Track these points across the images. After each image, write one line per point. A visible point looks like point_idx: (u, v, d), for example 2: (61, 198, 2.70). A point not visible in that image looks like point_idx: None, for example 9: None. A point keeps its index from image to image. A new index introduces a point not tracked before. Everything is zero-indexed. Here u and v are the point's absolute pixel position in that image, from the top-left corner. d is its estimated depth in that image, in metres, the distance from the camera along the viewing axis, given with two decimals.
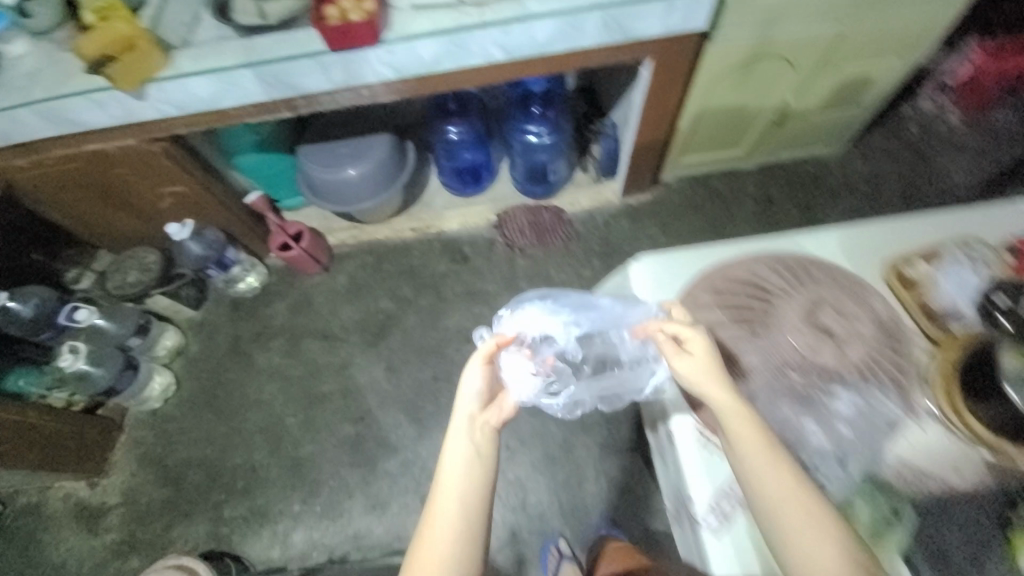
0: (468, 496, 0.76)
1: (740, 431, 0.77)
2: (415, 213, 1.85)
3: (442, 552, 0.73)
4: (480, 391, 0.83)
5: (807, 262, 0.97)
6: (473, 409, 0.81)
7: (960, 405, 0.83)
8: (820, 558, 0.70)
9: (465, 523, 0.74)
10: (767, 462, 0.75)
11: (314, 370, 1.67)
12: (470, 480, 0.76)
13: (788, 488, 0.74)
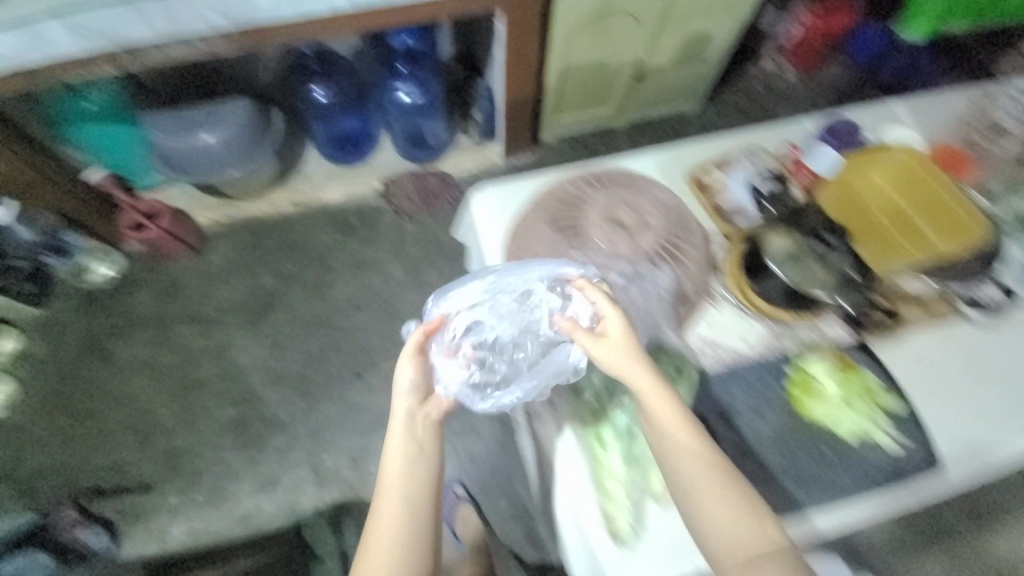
0: (403, 505, 0.73)
1: (664, 415, 0.72)
2: (294, 186, 1.84)
3: (387, 552, 0.72)
4: (417, 387, 0.75)
5: (617, 176, 0.87)
6: (410, 409, 0.75)
7: (745, 286, 0.82)
8: (749, 538, 0.68)
9: (399, 531, 0.72)
10: (690, 442, 0.72)
11: (189, 357, 1.62)
12: (408, 490, 0.74)
13: (710, 468, 0.71)
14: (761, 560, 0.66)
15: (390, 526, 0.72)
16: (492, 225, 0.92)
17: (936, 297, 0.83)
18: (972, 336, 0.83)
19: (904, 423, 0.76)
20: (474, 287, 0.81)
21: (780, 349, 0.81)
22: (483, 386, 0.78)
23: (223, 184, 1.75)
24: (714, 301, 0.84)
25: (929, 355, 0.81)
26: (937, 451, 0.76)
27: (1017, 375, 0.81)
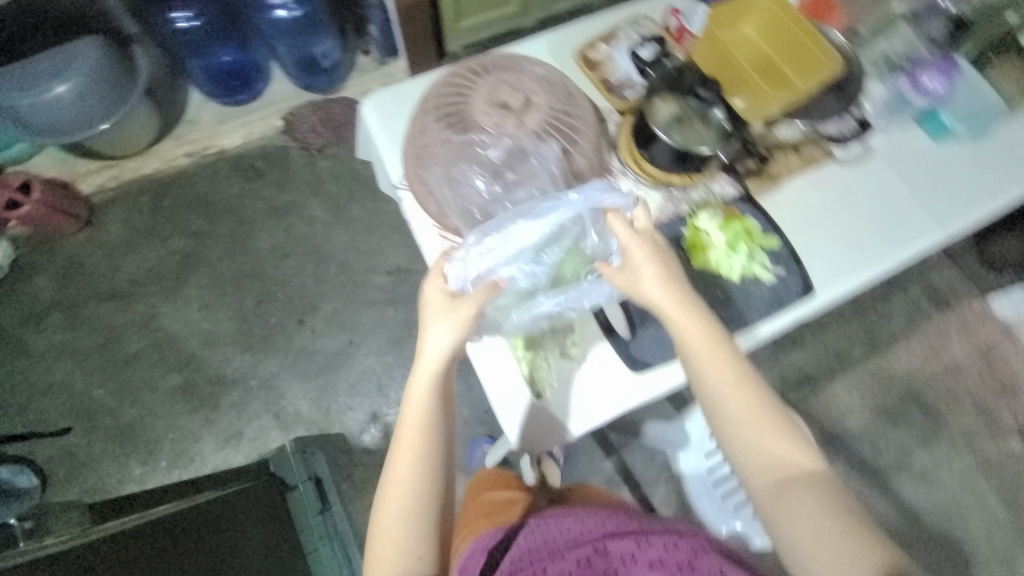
0: (423, 470, 0.67)
1: (699, 341, 0.71)
2: (182, 134, 1.69)
3: (400, 514, 0.66)
4: (446, 347, 0.69)
5: (501, 59, 0.82)
6: (436, 368, 0.69)
7: (636, 155, 0.85)
8: (782, 467, 0.67)
9: (418, 496, 0.67)
10: (727, 369, 0.70)
11: (113, 334, 1.54)
12: (429, 453, 0.68)
13: (746, 395, 0.69)
14: (791, 491, 0.66)
15: (408, 491, 0.67)
16: (385, 135, 0.89)
17: (808, 141, 0.90)
18: (840, 174, 0.91)
19: (779, 260, 0.84)
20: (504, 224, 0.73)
21: (674, 210, 0.86)
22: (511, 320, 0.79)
23: (99, 145, 1.57)
24: (613, 176, 0.87)
25: (802, 196, 0.89)
26: (811, 279, 0.85)
27: (878, 202, 0.90)
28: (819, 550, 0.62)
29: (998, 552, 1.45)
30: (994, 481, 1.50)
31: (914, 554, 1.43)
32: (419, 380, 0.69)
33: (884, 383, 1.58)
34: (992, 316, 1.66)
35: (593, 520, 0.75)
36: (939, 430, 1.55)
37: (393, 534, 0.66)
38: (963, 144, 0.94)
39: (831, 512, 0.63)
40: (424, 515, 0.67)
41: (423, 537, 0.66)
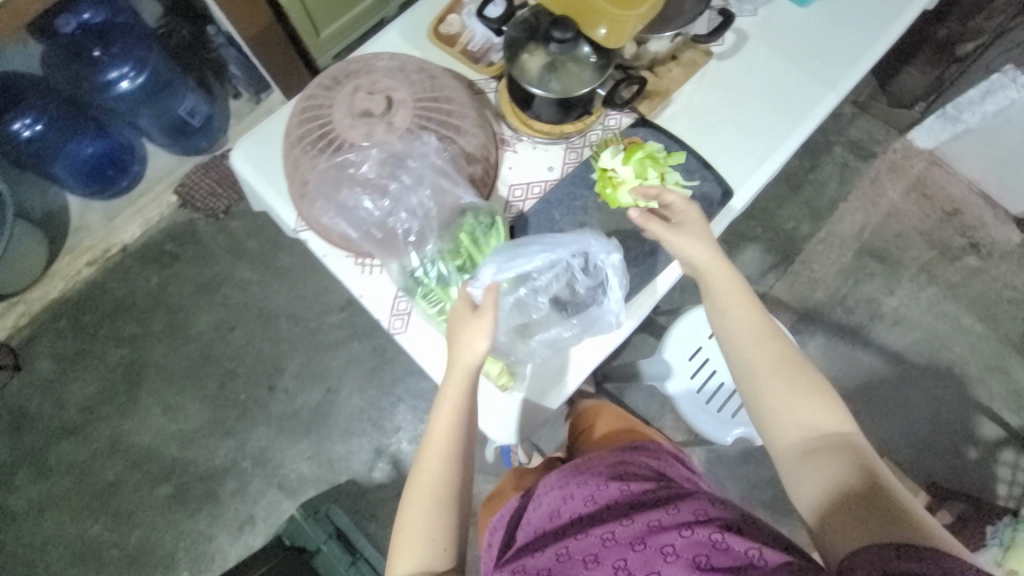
0: (447, 472, 0.67)
1: (731, 304, 0.73)
2: (76, 245, 1.58)
3: (425, 510, 0.66)
4: (474, 351, 0.65)
5: (348, 65, 0.76)
6: (463, 366, 0.66)
7: (523, 117, 0.82)
8: (800, 416, 0.67)
9: (438, 495, 0.66)
10: (759, 334, 0.72)
11: (85, 468, 1.45)
12: (458, 456, 0.68)
13: (781, 355, 0.70)
14: (821, 449, 0.65)
15: (430, 491, 0.66)
16: (267, 181, 0.82)
17: (684, 47, 0.88)
18: (724, 68, 0.90)
19: (694, 174, 0.82)
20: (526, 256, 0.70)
21: (578, 157, 0.85)
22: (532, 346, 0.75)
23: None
24: (508, 146, 0.84)
25: (696, 101, 0.88)
26: (727, 181, 0.84)
27: (768, 83, 0.90)
28: (837, 496, 0.61)
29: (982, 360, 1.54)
30: (961, 299, 1.59)
31: (907, 388, 1.51)
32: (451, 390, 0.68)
33: (837, 248, 1.64)
34: (914, 151, 1.72)
35: (595, 487, 0.72)
36: (899, 271, 1.61)
37: (414, 528, 0.65)
38: (829, 0, 0.94)
39: (849, 463, 0.63)
40: (442, 516, 0.66)
41: (447, 538, 0.66)
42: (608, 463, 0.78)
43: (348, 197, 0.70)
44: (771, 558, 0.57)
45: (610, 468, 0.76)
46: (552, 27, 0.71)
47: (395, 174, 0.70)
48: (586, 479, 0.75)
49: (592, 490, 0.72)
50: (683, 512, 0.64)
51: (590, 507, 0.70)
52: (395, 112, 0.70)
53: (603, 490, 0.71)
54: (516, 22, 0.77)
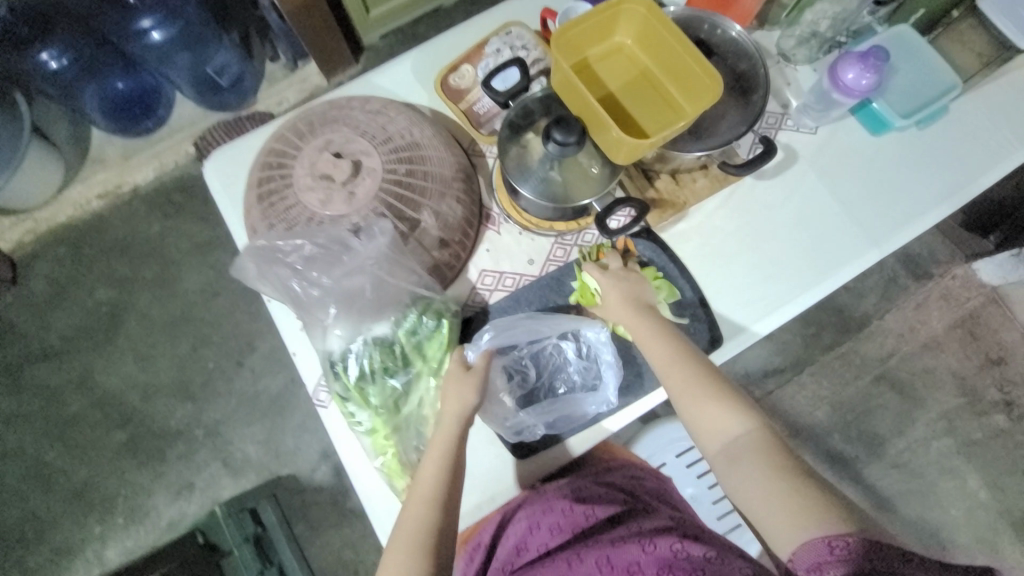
0: (430, 519, 0.59)
1: (658, 335, 0.67)
2: (91, 176, 1.53)
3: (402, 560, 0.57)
4: (470, 401, 0.64)
5: (326, 109, 0.71)
6: (455, 415, 0.64)
7: (509, 201, 0.75)
8: (717, 418, 0.62)
9: (417, 544, 0.58)
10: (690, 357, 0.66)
11: (52, 394, 1.43)
12: (445, 499, 0.60)
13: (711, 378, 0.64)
14: (740, 450, 0.60)
15: (413, 542, 0.58)
16: (229, 203, 0.81)
17: (718, 157, 0.77)
18: (758, 190, 0.80)
19: (685, 313, 0.75)
20: (516, 324, 0.71)
21: (565, 256, 0.78)
22: (512, 416, 0.72)
23: (3, 201, 1.43)
24: (493, 225, 0.78)
25: (714, 224, 0.79)
26: (720, 327, 0.76)
27: (802, 220, 0.79)
28: (773, 505, 0.56)
29: (1006, 554, 1.24)
30: (1000, 468, 1.29)
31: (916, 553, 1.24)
32: (441, 432, 0.64)
33: (855, 368, 1.33)
34: (974, 283, 1.36)
35: (558, 511, 0.65)
36: (915, 411, 1.31)
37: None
38: (906, 135, 0.82)
39: (776, 467, 0.58)
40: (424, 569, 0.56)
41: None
42: (563, 480, 0.71)
43: (281, 271, 0.67)
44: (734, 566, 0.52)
45: (571, 486, 0.69)
46: (554, 127, 0.63)
47: (338, 255, 0.66)
48: (544, 499, 0.67)
49: (556, 515, 0.64)
50: (650, 535, 0.58)
51: (559, 536, 0.63)
52: (360, 182, 0.66)
53: (566, 513, 0.64)
54: (524, 101, 0.70)
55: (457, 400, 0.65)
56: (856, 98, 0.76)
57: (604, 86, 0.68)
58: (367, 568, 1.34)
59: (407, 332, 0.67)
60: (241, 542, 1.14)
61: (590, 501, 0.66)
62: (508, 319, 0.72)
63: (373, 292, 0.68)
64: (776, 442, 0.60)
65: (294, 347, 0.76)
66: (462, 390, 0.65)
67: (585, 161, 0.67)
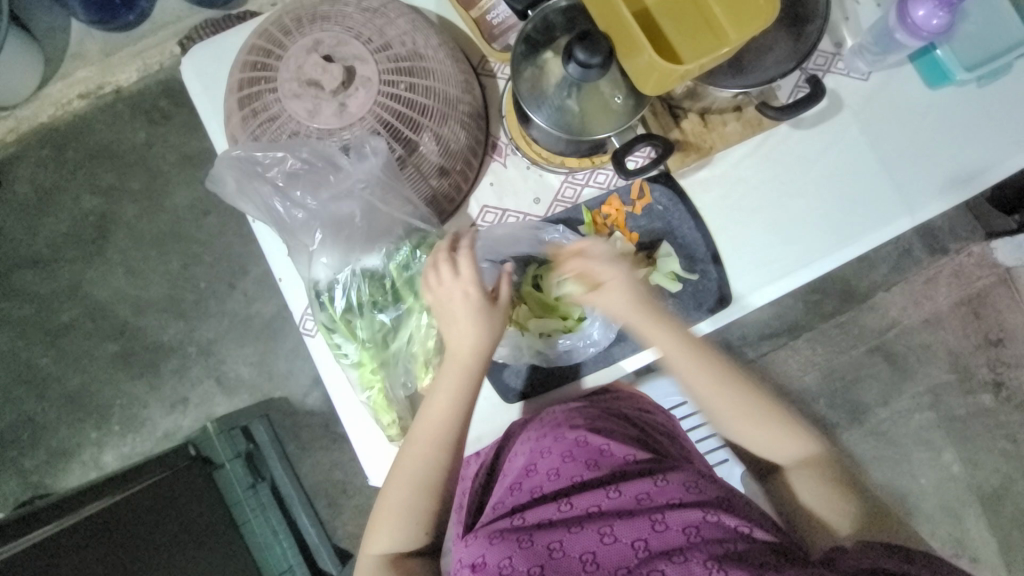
0: (434, 468, 0.60)
1: (745, 422, 0.62)
2: (71, 72, 1.38)
3: (398, 497, 0.60)
4: (479, 352, 0.60)
5: (316, 4, 0.63)
6: (463, 363, 0.60)
7: (519, 130, 0.69)
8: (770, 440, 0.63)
9: (419, 493, 0.59)
10: (786, 435, 0.63)
11: (43, 302, 1.41)
12: (452, 446, 0.60)
13: (798, 456, 0.63)
14: (798, 464, 0.62)
15: (415, 485, 0.59)
16: (209, 105, 0.76)
17: (755, 98, 0.69)
18: (793, 140, 0.73)
19: (694, 269, 0.71)
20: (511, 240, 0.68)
21: (574, 197, 0.72)
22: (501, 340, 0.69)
23: None
24: (498, 155, 0.71)
25: (740, 174, 0.73)
26: (729, 289, 0.72)
27: (833, 176, 0.73)
28: (823, 506, 0.60)
29: (968, 525, 1.30)
30: (977, 444, 1.31)
31: None
32: (447, 377, 0.60)
33: (852, 338, 1.31)
34: (989, 263, 1.31)
35: (573, 442, 0.62)
36: (905, 383, 1.31)
37: (392, 503, 0.60)
38: (963, 92, 0.73)
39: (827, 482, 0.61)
40: (424, 511, 0.59)
41: (427, 528, 0.60)
42: (575, 408, 0.68)
43: (263, 193, 0.62)
44: (761, 538, 0.51)
45: (585, 417, 0.66)
46: (578, 44, 0.54)
47: (324, 174, 0.61)
48: (558, 427, 0.65)
49: (570, 446, 0.62)
50: (675, 486, 0.56)
51: (570, 466, 0.60)
52: (352, 93, 0.59)
53: (582, 445, 0.62)
54: (546, 12, 0.61)
55: (467, 338, 0.60)
56: (922, 41, 0.67)
57: (639, 0, 0.59)
58: (355, 490, 1.35)
59: (398, 265, 0.64)
60: (233, 458, 1.21)
61: (605, 434, 0.63)
62: (498, 230, 0.68)
63: (363, 218, 0.63)
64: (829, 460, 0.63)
65: (280, 273, 0.74)
66: (472, 334, 0.59)
67: (607, 91, 0.60)
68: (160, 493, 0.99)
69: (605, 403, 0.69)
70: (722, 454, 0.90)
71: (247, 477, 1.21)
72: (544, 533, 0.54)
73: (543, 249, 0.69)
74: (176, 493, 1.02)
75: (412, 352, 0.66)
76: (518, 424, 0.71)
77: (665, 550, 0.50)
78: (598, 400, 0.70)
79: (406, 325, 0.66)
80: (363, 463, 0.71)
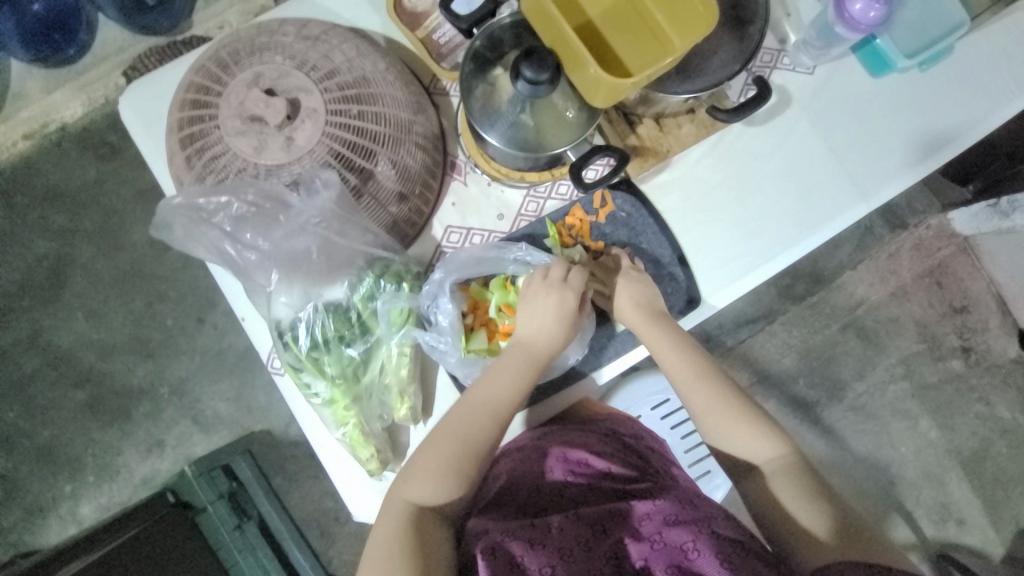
0: (485, 435, 0.59)
1: (719, 412, 0.64)
2: (10, 113, 1.31)
3: (445, 451, 0.59)
4: (552, 336, 0.63)
5: (255, 35, 0.61)
6: (535, 344, 0.63)
7: (475, 149, 0.68)
8: (749, 446, 0.63)
9: (468, 448, 0.59)
10: (755, 434, 0.63)
11: (0, 355, 1.34)
12: (506, 419, 0.61)
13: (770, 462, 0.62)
14: (775, 472, 0.61)
15: (466, 442, 0.59)
16: (153, 143, 0.73)
17: (707, 100, 0.70)
18: (748, 137, 0.74)
19: (662, 274, 0.72)
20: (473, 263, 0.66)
21: (538, 210, 0.72)
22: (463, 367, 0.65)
23: None
24: (458, 174, 0.71)
25: (699, 175, 0.73)
26: (698, 289, 0.72)
27: (791, 169, 0.74)
28: (796, 517, 0.58)
29: (950, 488, 1.34)
30: (950, 409, 1.36)
31: (861, 487, 1.32)
32: (519, 353, 0.63)
33: (825, 317, 1.34)
34: (947, 234, 1.36)
35: (577, 462, 0.64)
36: (879, 357, 1.35)
37: (435, 454, 0.59)
38: (906, 78, 0.76)
39: (802, 494, 0.59)
40: (467, 472, 0.58)
41: (462, 490, 0.58)
42: (578, 429, 0.70)
43: (214, 235, 0.60)
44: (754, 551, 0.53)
45: (589, 439, 0.68)
46: (524, 62, 0.54)
47: (276, 211, 0.59)
48: (562, 445, 0.66)
49: (574, 465, 0.63)
50: (675, 502, 0.58)
51: (575, 484, 0.62)
52: (299, 125, 0.58)
53: (585, 466, 0.63)
54: (491, 29, 0.61)
55: (542, 325, 0.63)
56: (861, 34, 0.69)
57: (583, 13, 0.59)
58: (347, 516, 1.32)
59: (363, 298, 0.62)
60: (215, 499, 1.17)
61: (606, 456, 0.65)
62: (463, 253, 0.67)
63: (323, 250, 0.62)
64: (810, 475, 0.61)
65: (243, 312, 0.71)
66: (550, 322, 0.63)
67: (560, 104, 0.59)
68: (141, 548, 0.94)
69: (602, 426, 0.72)
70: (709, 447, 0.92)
71: (232, 518, 1.17)
72: (556, 536, 0.53)
73: (509, 269, 0.67)
74: (159, 545, 0.98)
75: (387, 384, 0.65)
76: (515, 442, 0.70)
77: (668, 569, 0.52)
78: (597, 424, 0.72)
79: (378, 358, 0.64)
80: (345, 500, 0.69)
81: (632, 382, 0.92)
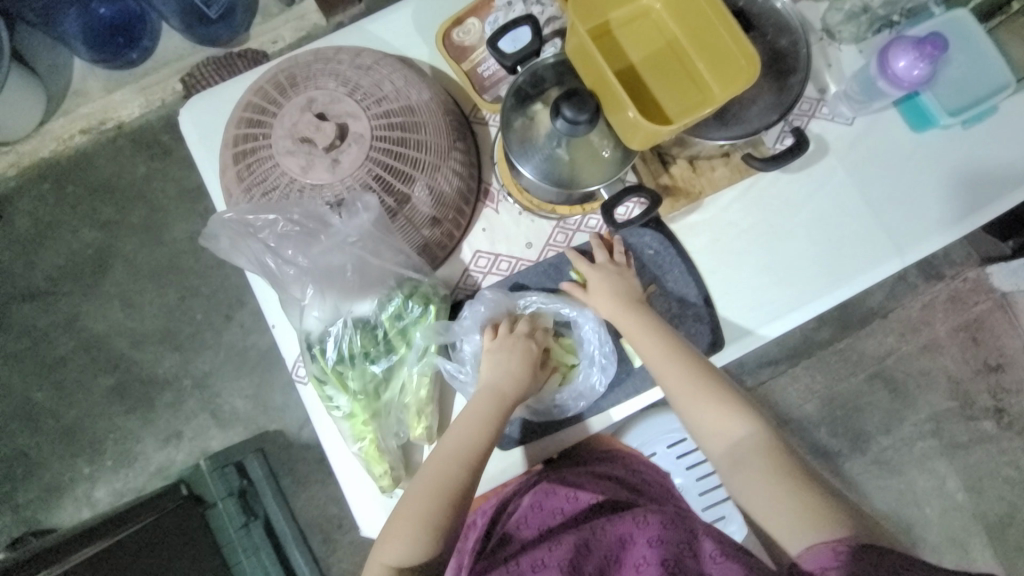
0: (456, 482, 0.58)
1: (693, 402, 0.62)
2: (74, 109, 1.40)
3: (418, 499, 0.58)
4: (510, 386, 0.63)
5: (311, 60, 0.65)
6: (496, 391, 0.63)
7: (511, 180, 0.70)
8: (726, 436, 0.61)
9: (439, 495, 0.58)
10: (725, 417, 0.62)
11: (40, 335, 1.41)
12: (477, 463, 0.60)
13: (748, 448, 0.60)
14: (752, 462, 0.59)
15: (436, 488, 0.58)
16: (206, 153, 0.78)
17: (743, 145, 0.71)
18: (781, 184, 0.74)
19: (687, 313, 0.71)
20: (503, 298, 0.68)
21: (566, 242, 0.73)
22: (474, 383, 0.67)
23: None
24: (491, 202, 0.72)
25: (730, 217, 0.73)
26: (721, 332, 0.71)
27: (823, 220, 0.73)
28: (778, 506, 0.56)
29: (976, 556, 1.27)
30: (982, 472, 1.29)
31: None
32: (483, 400, 0.63)
33: (850, 365, 1.30)
34: (985, 288, 1.32)
35: (562, 496, 0.65)
36: (906, 411, 1.30)
37: (407, 507, 0.58)
38: (949, 134, 0.75)
39: (786, 484, 0.57)
40: (439, 522, 0.57)
41: (437, 546, 0.56)
42: (569, 470, 0.70)
43: (256, 246, 0.63)
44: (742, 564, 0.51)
45: (578, 478, 0.68)
46: (565, 102, 0.56)
47: (318, 228, 0.62)
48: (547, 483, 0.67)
49: (559, 501, 0.64)
50: (655, 522, 0.57)
51: (561, 520, 0.62)
52: (345, 148, 0.60)
53: (570, 500, 0.64)
54: (535, 67, 0.63)
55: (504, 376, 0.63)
56: (904, 90, 0.69)
57: (625, 57, 0.60)
58: (351, 525, 1.33)
59: (391, 317, 0.64)
60: (225, 496, 1.18)
61: (593, 490, 0.66)
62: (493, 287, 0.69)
63: (356, 266, 0.64)
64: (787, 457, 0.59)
65: (274, 319, 0.74)
66: (518, 370, 0.64)
67: (596, 143, 0.61)
68: (155, 536, 0.96)
69: (601, 466, 0.72)
70: (725, 492, 0.90)
71: (240, 516, 1.18)
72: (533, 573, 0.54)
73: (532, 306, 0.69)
74: (169, 535, 0.99)
75: (407, 402, 0.66)
76: (523, 482, 0.70)
77: None
78: (597, 464, 0.72)
79: (402, 375, 0.66)
80: (354, 513, 0.70)
81: (646, 420, 0.91)
